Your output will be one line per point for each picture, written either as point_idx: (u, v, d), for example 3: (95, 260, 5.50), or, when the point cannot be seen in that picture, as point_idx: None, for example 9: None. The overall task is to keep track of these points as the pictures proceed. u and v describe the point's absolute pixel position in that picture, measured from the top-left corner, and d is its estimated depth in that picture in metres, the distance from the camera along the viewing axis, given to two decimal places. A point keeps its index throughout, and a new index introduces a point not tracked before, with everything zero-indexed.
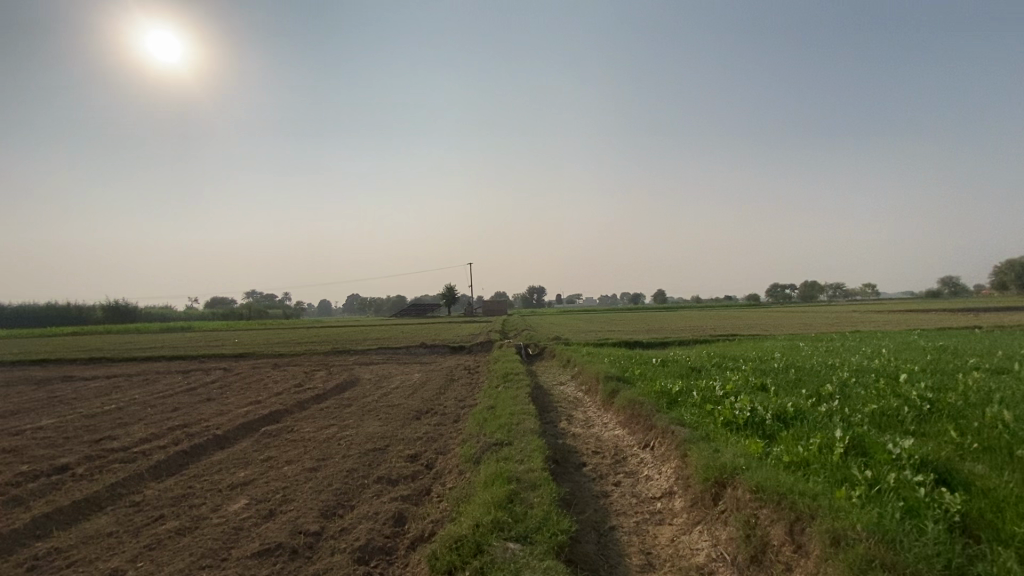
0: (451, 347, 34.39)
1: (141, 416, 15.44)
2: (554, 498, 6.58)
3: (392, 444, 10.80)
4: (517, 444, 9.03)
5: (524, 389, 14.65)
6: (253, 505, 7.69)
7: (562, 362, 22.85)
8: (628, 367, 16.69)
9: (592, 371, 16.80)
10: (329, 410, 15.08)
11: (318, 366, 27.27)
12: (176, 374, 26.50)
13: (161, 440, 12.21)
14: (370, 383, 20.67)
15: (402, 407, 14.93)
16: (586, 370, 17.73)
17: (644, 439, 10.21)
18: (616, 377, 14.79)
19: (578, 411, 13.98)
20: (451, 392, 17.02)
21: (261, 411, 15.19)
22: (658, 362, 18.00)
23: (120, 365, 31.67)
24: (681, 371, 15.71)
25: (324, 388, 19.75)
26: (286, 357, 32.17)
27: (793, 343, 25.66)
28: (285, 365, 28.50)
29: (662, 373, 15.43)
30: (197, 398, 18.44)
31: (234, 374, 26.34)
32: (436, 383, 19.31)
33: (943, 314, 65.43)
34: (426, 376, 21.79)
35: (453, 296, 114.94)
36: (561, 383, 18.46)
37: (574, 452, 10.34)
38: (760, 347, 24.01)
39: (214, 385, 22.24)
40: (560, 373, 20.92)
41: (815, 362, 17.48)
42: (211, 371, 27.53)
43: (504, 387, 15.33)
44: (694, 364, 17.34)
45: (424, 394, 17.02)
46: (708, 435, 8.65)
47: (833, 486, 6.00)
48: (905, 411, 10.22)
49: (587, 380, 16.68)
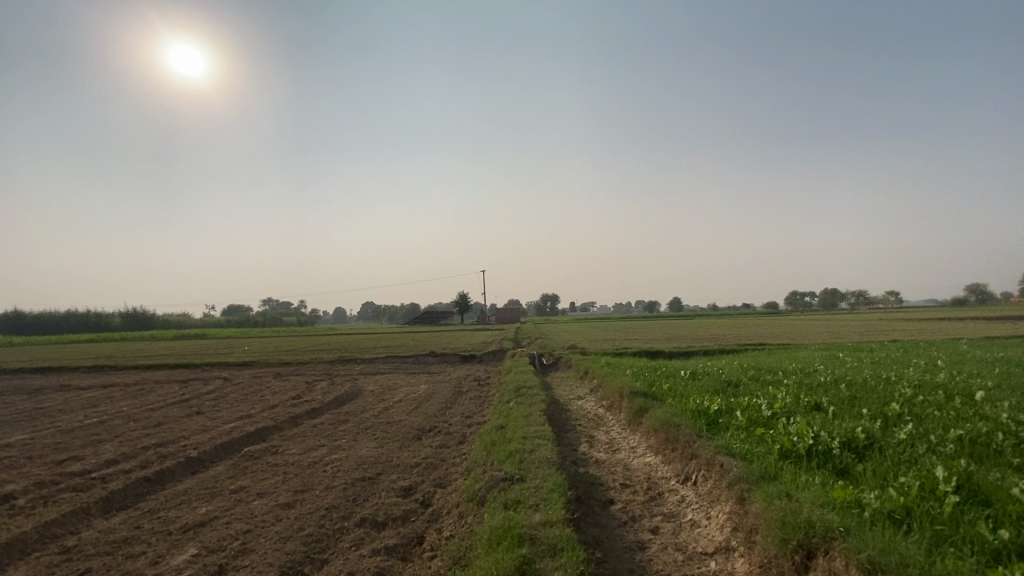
0: (461, 356, 32.86)
1: (118, 432, 14.14)
2: (580, 566, 4.97)
3: (385, 472, 9.25)
4: (531, 480, 7.42)
5: (538, 406, 13.00)
6: (202, 556, 6.18)
7: (579, 373, 21.12)
8: (655, 381, 14.95)
9: (614, 385, 15.09)
10: (322, 427, 13.59)
11: (321, 376, 25.88)
12: (173, 384, 25.29)
13: (128, 462, 10.82)
14: (371, 396, 19.15)
15: (403, 425, 13.38)
16: (607, 384, 16.03)
17: (684, 472, 8.51)
18: (643, 393, 13.07)
19: (600, 432, 12.28)
20: (457, 407, 15.42)
21: (247, 428, 13.77)
22: (688, 375, 16.21)
23: (120, 374, 30.64)
24: (716, 387, 13.95)
25: (321, 400, 18.32)
26: (290, 366, 30.87)
27: (830, 353, 23.62)
28: (287, 374, 27.17)
29: (695, 388, 13.67)
30: (186, 411, 17.15)
31: (234, 384, 25.06)
32: (442, 396, 17.75)
33: (978, 321, 62.23)
34: (432, 387, 20.24)
35: (465, 303, 113.52)
36: (579, 398, 16.75)
37: (599, 485, 8.67)
38: (795, 358, 22.06)
39: (208, 396, 20.93)
40: (578, 385, 19.20)
41: (865, 375, 15.55)
42: (211, 380, 26.32)
43: (516, 403, 13.71)
44: (729, 378, 15.55)
45: (428, 409, 15.46)
46: (770, 473, 6.92)
47: (983, 565, 4.24)
48: (1006, 437, 8.36)
49: (608, 395, 14.98)
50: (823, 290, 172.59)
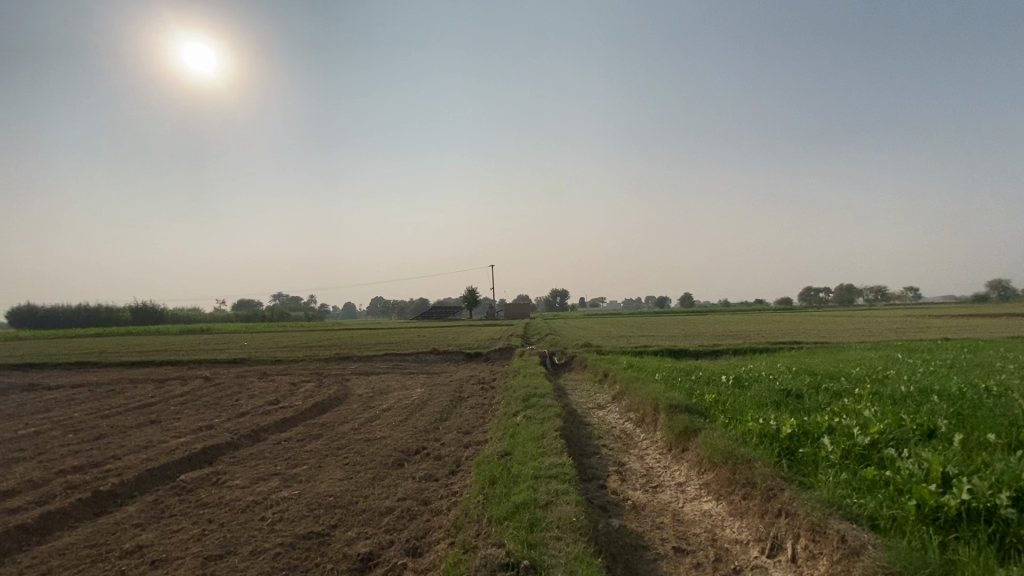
0: (466, 353, 30.26)
1: (44, 448, 11.73)
2: None
3: (342, 525, 6.69)
4: (547, 566, 4.82)
5: (552, 423, 10.37)
6: None
7: (597, 377, 18.37)
8: (695, 390, 12.25)
9: (642, 394, 12.44)
10: (287, 446, 11.05)
11: (310, 377, 23.40)
12: (148, 384, 22.94)
13: (21, 497, 8.38)
14: (359, 401, 16.60)
15: (384, 444, 10.81)
16: (634, 392, 13.31)
17: (769, 538, 5.87)
18: (685, 408, 10.36)
19: (632, 457, 9.62)
20: (454, 420, 12.81)
21: (196, 445, 11.30)
22: (732, 382, 13.43)
23: (100, 371, 28.42)
24: (773, 400, 11.21)
25: (300, 406, 15.83)
26: (281, 364, 28.48)
27: (885, 354, 20.58)
28: (274, 374, 24.72)
29: (749, 401, 10.94)
30: (140, 420, 14.74)
31: (214, 384, 22.66)
32: (438, 404, 15.15)
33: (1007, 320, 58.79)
34: (428, 392, 17.64)
35: (474, 298, 111.12)
36: (600, 408, 14.04)
37: (645, 551, 6.04)
38: (845, 360, 19.16)
39: (178, 400, 18.54)
40: (597, 391, 16.50)
41: (953, 382, 12.66)
42: (191, 380, 23.97)
43: (526, 419, 11.06)
44: (785, 386, 12.78)
45: (419, 420, 12.89)
46: (940, 566, 4.26)
47: None
48: None
49: (638, 407, 12.27)
50: (841, 286, 167.54)
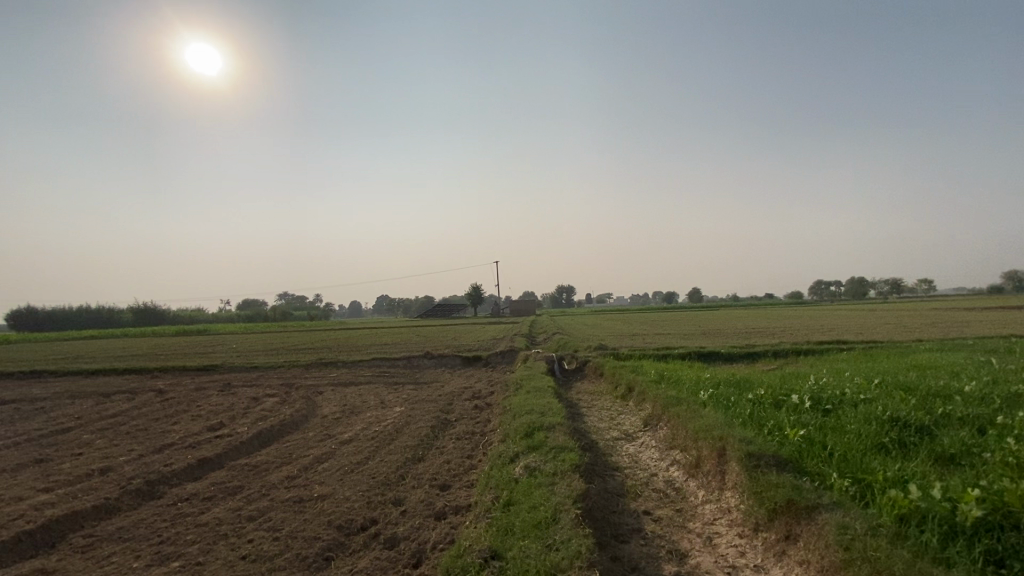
0: (464, 357, 26.69)
1: None
2: None
3: None
4: None
5: (569, 482, 6.84)
6: None
7: (619, 394, 14.79)
8: (769, 423, 8.66)
9: (692, 427, 8.86)
10: (180, 513, 7.60)
11: (277, 389, 19.91)
12: (88, 400, 19.52)
13: None
14: (317, 426, 13.08)
15: (318, 511, 7.29)
16: (677, 421, 9.74)
17: None
18: (773, 458, 6.77)
19: (697, 546, 6.10)
20: (429, 464, 9.26)
21: (51, 511, 7.81)
22: (810, 405, 9.80)
23: (49, 383, 25.00)
24: (893, 442, 7.60)
25: (240, 435, 12.37)
26: (253, 373, 24.96)
27: (973, 358, 16.73)
28: (238, 386, 21.20)
29: (862, 444, 7.36)
30: (25, 458, 11.31)
31: (163, 399, 19.17)
32: (415, 431, 11.60)
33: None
34: (408, 412, 14.08)
35: (479, 296, 107.63)
36: (630, 443, 10.44)
37: None
38: (929, 366, 15.33)
39: (105, 422, 15.16)
40: (619, 414, 12.94)
41: None
42: (141, 394, 20.50)
43: (529, 471, 7.49)
44: (889, 409, 9.19)
45: (383, 463, 9.38)
46: None
47: None
48: None
49: (688, 446, 8.68)
50: (854, 280, 162.85)
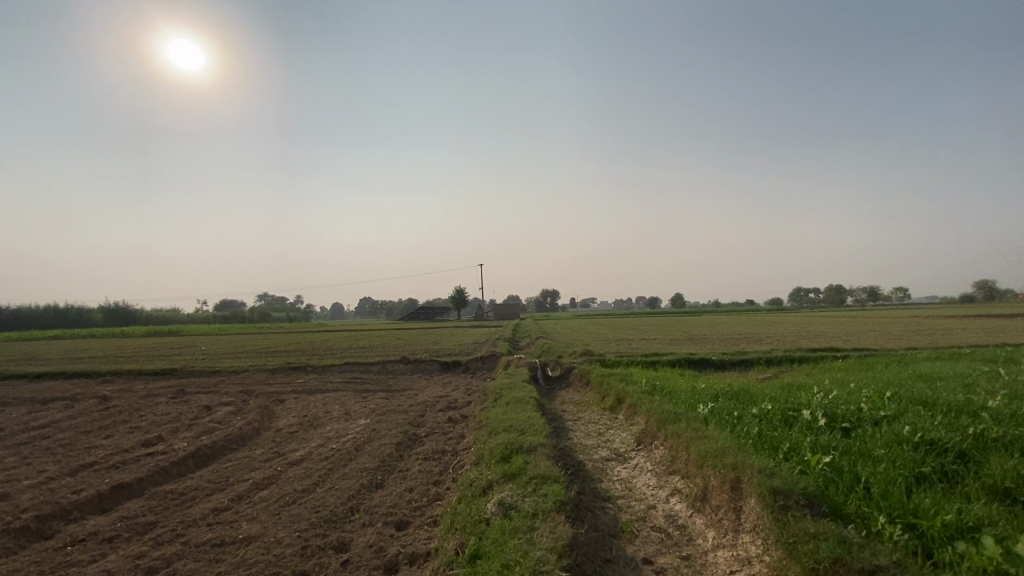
0: (442, 363, 25.21)
1: None
2: None
3: None
4: None
5: (554, 527, 5.51)
6: None
7: (607, 405, 13.52)
8: (785, 447, 7.42)
9: (696, 449, 7.58)
10: (66, 562, 6.06)
11: (235, 397, 18.18)
12: (20, 408, 17.57)
13: None
14: (268, 442, 11.52)
15: (238, 561, 5.81)
16: (676, 442, 8.48)
17: None
18: (803, 495, 5.51)
19: None
20: (387, 494, 7.84)
21: None
22: (825, 423, 8.62)
23: None
24: (936, 472, 6.41)
25: (175, 452, 10.75)
26: (213, 379, 23.07)
27: (977, 368, 15.87)
28: (193, 393, 19.38)
29: (902, 475, 6.16)
30: None
31: (105, 407, 17.30)
32: (376, 450, 10.16)
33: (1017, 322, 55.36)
34: (373, 425, 12.59)
35: (463, 299, 105.88)
36: (621, 465, 9.13)
37: None
38: (936, 376, 14.34)
39: (28, 435, 13.38)
40: (608, 429, 11.64)
41: None
42: (83, 401, 18.60)
43: (503, 508, 6.12)
44: (917, 429, 8.03)
45: (333, 493, 7.92)
46: None
47: None
48: None
49: (692, 474, 7.39)
50: (833, 287, 165.22)
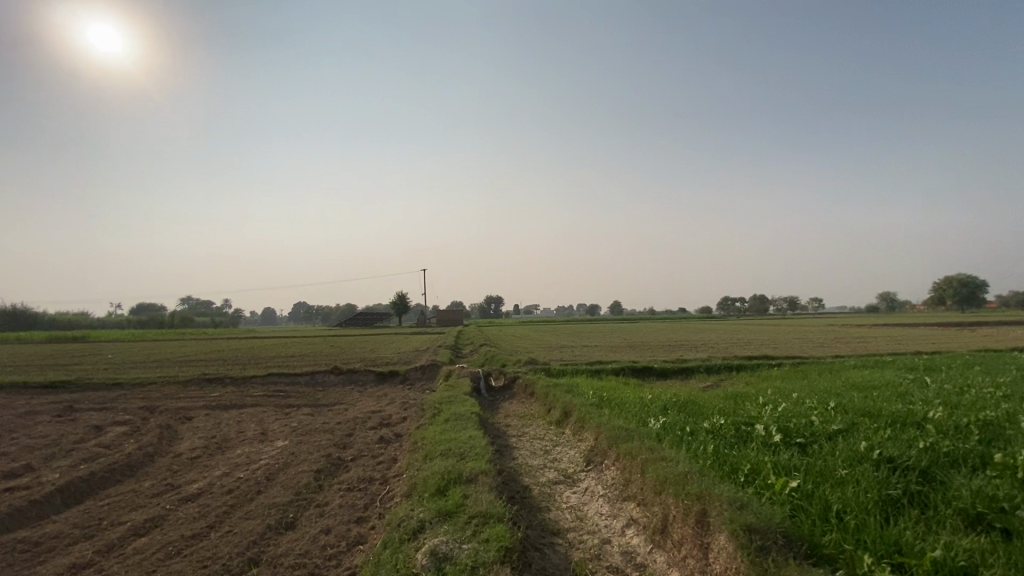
0: (378, 373, 23.59)
1: None
2: None
3: None
4: None
5: None
6: None
7: (553, 419, 12.72)
8: (747, 469, 6.85)
9: (653, 473, 6.87)
10: None
11: (132, 415, 15.80)
12: None
13: None
14: (161, 471, 9.78)
15: None
16: (630, 464, 7.73)
17: None
18: (779, 533, 4.87)
19: None
20: (299, 538, 6.55)
21: None
22: (781, 440, 8.20)
23: None
24: (903, 495, 6.01)
25: (37, 487, 8.81)
26: (110, 393, 20.23)
27: (904, 376, 16.46)
28: (81, 410, 16.70)
29: (872, 500, 5.70)
30: None
31: None
32: (291, 479, 8.75)
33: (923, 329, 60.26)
34: (292, 447, 11.08)
35: (405, 305, 102.92)
36: (570, 489, 8.27)
37: None
38: (869, 385, 14.63)
39: None
40: (554, 446, 10.81)
41: None
42: None
43: (437, 557, 5.08)
44: (873, 443, 7.75)
45: (230, 538, 6.53)
46: None
47: None
48: None
49: (651, 502, 6.64)
50: (759, 297, 175.58)
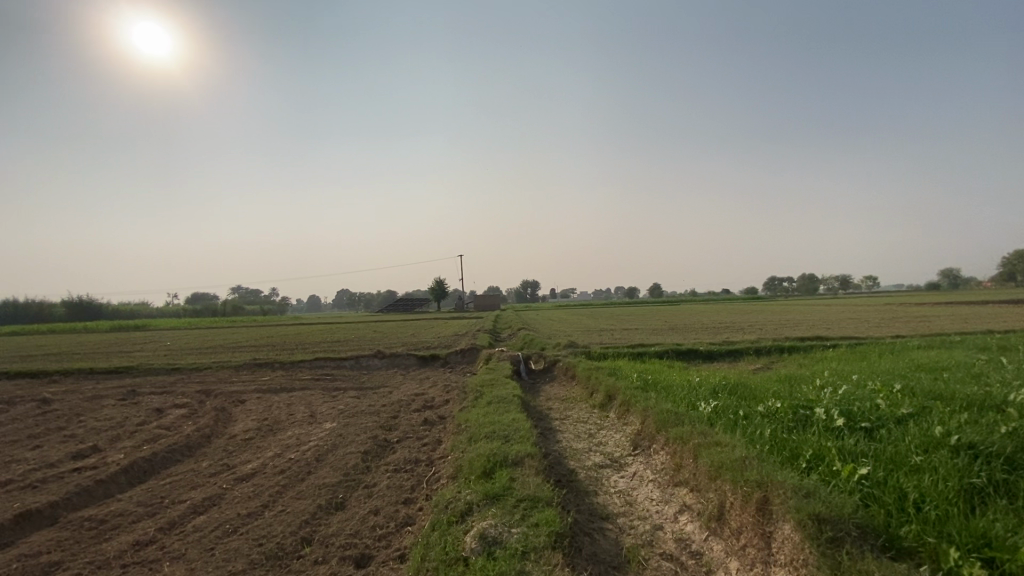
0: (419, 357, 23.94)
1: None
2: None
3: None
4: None
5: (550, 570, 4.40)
6: None
7: (596, 402, 12.49)
8: (808, 454, 6.45)
9: (705, 459, 6.57)
10: None
11: (191, 398, 16.60)
12: None
13: None
14: (218, 452, 10.17)
15: None
16: (681, 449, 7.43)
17: None
18: (850, 524, 4.52)
19: None
20: (347, 517, 6.64)
21: None
22: (845, 425, 7.70)
23: None
24: (989, 484, 5.48)
25: (106, 466, 9.31)
26: (171, 377, 21.36)
27: (977, 356, 15.23)
28: (145, 394, 17.68)
29: (954, 489, 5.22)
30: None
31: (44, 411, 15.61)
32: (340, 461, 8.91)
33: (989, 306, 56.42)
34: (340, 430, 11.31)
35: (443, 290, 104.11)
36: (617, 474, 8.06)
37: None
38: (938, 366, 13.64)
39: None
40: (599, 430, 10.60)
41: None
42: (20, 404, 16.83)
43: (485, 541, 5.01)
44: (949, 428, 7.15)
45: (282, 517, 6.68)
46: None
47: None
48: None
49: (705, 489, 6.36)
50: (807, 277, 168.53)
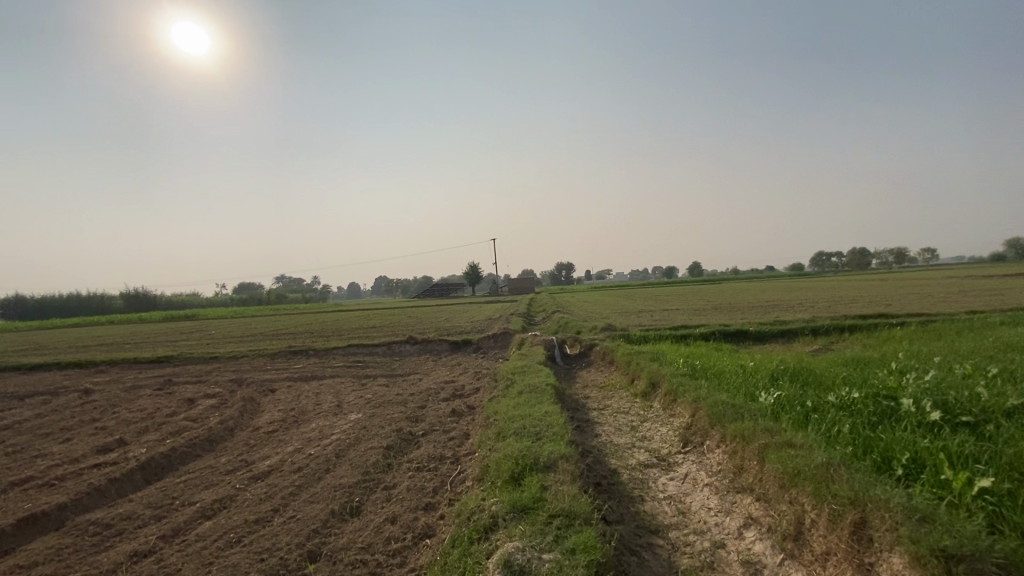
0: (451, 342, 23.36)
1: None
2: None
3: None
4: None
5: None
6: None
7: (638, 390, 11.44)
8: (908, 459, 5.26)
9: (776, 464, 5.49)
10: None
11: (223, 387, 16.55)
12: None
13: None
14: (238, 446, 9.74)
15: None
16: (744, 449, 6.33)
17: None
18: (989, 564, 3.41)
19: None
20: (360, 526, 5.93)
21: None
22: (944, 420, 6.40)
23: None
24: None
25: (125, 462, 9.01)
26: (209, 366, 21.58)
27: None
28: (182, 384, 17.79)
29: None
30: None
31: (84, 402, 15.85)
32: (360, 458, 8.24)
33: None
34: (364, 422, 10.70)
35: (477, 274, 104.01)
36: (666, 475, 7.04)
37: None
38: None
39: None
40: (643, 422, 9.57)
41: None
42: (64, 395, 17.21)
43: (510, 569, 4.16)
44: None
45: (289, 525, 6.03)
46: None
47: None
48: None
49: (778, 501, 5.28)
50: (858, 251, 159.76)
